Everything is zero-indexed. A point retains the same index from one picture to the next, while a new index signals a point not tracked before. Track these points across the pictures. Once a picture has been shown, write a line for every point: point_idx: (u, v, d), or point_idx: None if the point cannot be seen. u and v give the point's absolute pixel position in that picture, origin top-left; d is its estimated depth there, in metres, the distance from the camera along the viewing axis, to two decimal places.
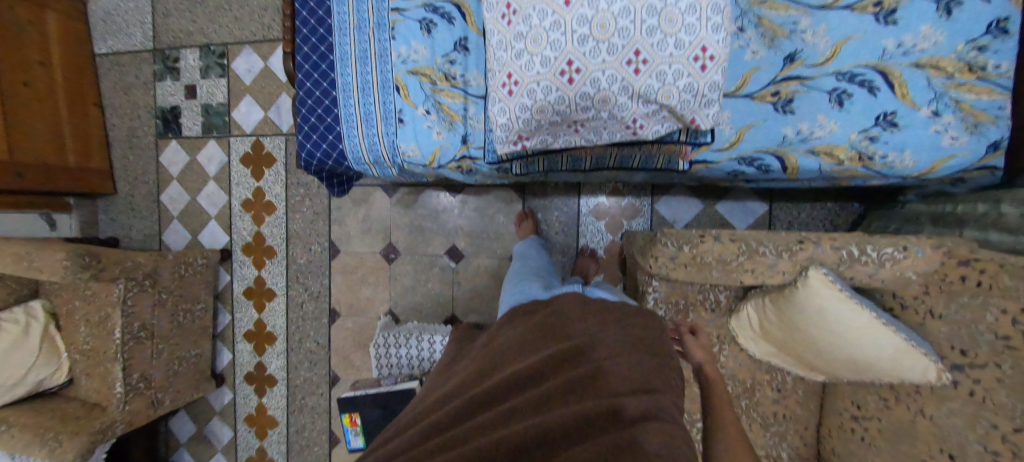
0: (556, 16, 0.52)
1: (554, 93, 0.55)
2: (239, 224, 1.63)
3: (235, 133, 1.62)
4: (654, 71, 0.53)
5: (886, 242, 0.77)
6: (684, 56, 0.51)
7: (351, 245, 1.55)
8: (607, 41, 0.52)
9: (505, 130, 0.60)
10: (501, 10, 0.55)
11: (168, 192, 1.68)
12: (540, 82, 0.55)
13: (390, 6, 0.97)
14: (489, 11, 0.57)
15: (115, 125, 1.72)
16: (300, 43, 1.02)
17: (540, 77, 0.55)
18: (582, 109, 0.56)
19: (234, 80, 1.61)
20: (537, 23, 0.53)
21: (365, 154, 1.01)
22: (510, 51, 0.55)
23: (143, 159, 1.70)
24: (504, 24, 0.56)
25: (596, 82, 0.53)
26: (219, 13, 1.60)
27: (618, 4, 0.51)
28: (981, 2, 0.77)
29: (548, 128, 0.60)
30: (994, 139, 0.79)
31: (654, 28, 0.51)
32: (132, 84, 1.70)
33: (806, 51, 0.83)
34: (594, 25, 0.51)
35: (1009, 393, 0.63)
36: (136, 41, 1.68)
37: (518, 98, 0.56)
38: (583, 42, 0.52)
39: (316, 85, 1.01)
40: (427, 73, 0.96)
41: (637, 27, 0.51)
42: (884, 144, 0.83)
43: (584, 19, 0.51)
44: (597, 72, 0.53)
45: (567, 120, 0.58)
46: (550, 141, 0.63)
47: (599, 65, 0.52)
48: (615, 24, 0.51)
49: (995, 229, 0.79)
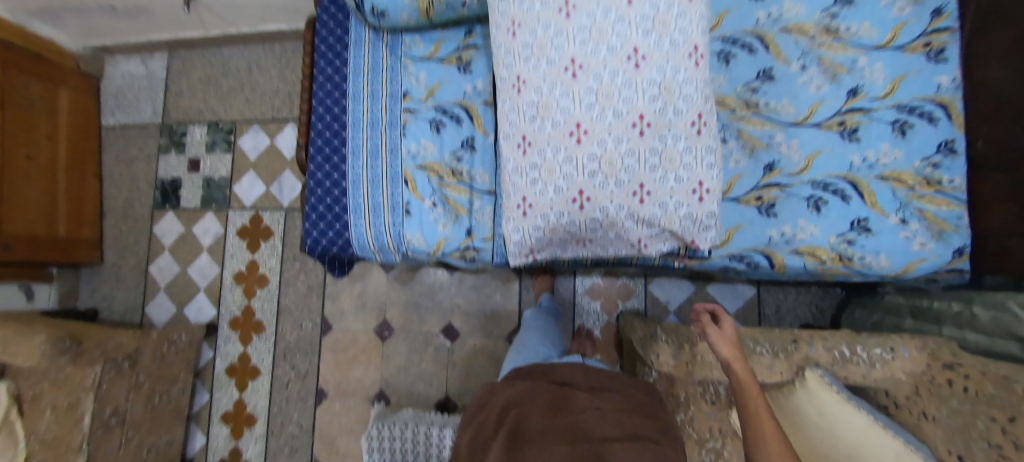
0: (569, 153, 0.57)
1: (566, 217, 0.59)
2: (229, 298, 1.59)
3: (235, 206, 1.63)
4: (658, 202, 0.57)
5: (874, 343, 0.82)
6: (684, 189, 0.57)
7: (344, 321, 1.53)
8: (616, 176, 0.56)
9: (519, 245, 0.64)
10: (517, 140, 0.60)
11: (158, 263, 1.66)
12: (553, 208, 0.59)
13: (403, 107, 1.04)
14: (505, 139, 0.62)
15: (112, 195, 1.73)
16: (314, 136, 1.07)
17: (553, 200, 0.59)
18: (591, 229, 0.61)
19: (238, 156, 1.65)
20: (550, 157, 0.57)
21: (371, 243, 1.04)
22: (524, 178, 0.60)
23: (136, 229, 1.69)
24: (519, 153, 0.60)
25: (605, 209, 0.58)
26: (231, 94, 1.69)
27: (624, 145, 0.56)
28: (928, 127, 0.89)
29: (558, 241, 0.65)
30: (958, 246, 0.86)
31: (656, 166, 0.56)
32: (135, 156, 1.73)
33: (783, 162, 0.93)
34: (603, 162, 0.56)
35: None
36: (145, 116, 1.74)
37: (532, 219, 0.61)
38: (592, 175, 0.56)
39: (326, 176, 1.05)
40: (435, 168, 1.02)
41: (641, 165, 0.56)
42: (861, 247, 0.89)
43: (594, 156, 0.56)
44: (606, 202, 0.57)
45: (577, 236, 0.64)
46: (560, 249, 0.68)
47: (608, 196, 0.57)
48: (623, 160, 0.56)
49: (971, 329, 0.84)
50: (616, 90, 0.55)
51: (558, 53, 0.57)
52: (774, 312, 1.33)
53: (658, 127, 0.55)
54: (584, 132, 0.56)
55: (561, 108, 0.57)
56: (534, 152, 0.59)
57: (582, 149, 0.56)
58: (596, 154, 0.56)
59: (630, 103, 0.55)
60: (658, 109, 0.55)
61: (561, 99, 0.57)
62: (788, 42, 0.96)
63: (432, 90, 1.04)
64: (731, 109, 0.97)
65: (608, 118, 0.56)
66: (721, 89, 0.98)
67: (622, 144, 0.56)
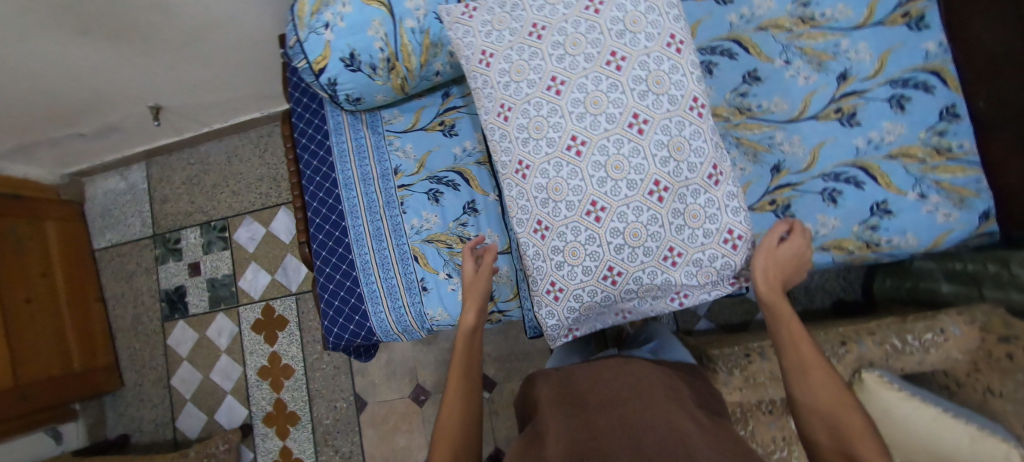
0: (591, 232, 0.60)
1: (601, 293, 0.63)
2: (258, 394, 1.56)
3: (244, 301, 1.61)
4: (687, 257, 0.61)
5: (923, 328, 0.81)
6: (714, 241, 0.60)
7: (378, 394, 1.50)
8: (645, 247, 0.60)
9: (557, 328, 0.67)
10: (533, 227, 0.63)
11: (179, 373, 1.62)
12: (586, 288, 0.62)
13: (397, 184, 1.04)
14: (520, 226, 0.65)
15: (119, 315, 1.70)
16: (314, 231, 1.06)
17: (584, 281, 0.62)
18: (628, 297, 0.64)
19: (237, 250, 1.63)
20: (573, 239, 0.61)
21: (394, 326, 1.02)
22: (550, 262, 0.63)
23: (150, 344, 1.66)
24: (538, 238, 0.63)
25: (638, 278, 0.62)
26: (217, 190, 1.67)
27: (644, 215, 0.59)
28: (925, 97, 0.89)
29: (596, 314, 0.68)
30: (983, 210, 0.86)
31: (681, 226, 0.60)
32: (134, 272, 1.70)
33: (788, 161, 0.92)
34: (627, 235, 0.60)
35: None
36: (136, 229, 1.72)
37: (566, 302, 0.64)
38: (620, 251, 0.60)
39: (336, 269, 1.04)
40: (443, 239, 1.00)
41: (666, 229, 0.60)
42: (885, 231, 0.88)
43: (617, 231, 0.60)
44: (638, 271, 0.61)
45: (615, 306, 0.66)
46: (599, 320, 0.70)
47: (638, 266, 0.61)
48: (646, 226, 0.60)
49: (1014, 288, 0.84)
50: (626, 165, 0.59)
51: (558, 134, 0.61)
52: (805, 294, 1.31)
53: (676, 190, 0.59)
54: (606, 210, 0.60)
55: (576, 191, 0.60)
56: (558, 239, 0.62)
57: (605, 226, 0.60)
58: (621, 230, 0.60)
59: (642, 171, 0.59)
60: (671, 170, 0.59)
61: (574, 183, 0.60)
62: (765, 39, 0.94)
63: (423, 160, 1.03)
64: (724, 118, 0.96)
65: (624, 191, 0.59)
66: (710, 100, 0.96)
67: (643, 214, 0.59)
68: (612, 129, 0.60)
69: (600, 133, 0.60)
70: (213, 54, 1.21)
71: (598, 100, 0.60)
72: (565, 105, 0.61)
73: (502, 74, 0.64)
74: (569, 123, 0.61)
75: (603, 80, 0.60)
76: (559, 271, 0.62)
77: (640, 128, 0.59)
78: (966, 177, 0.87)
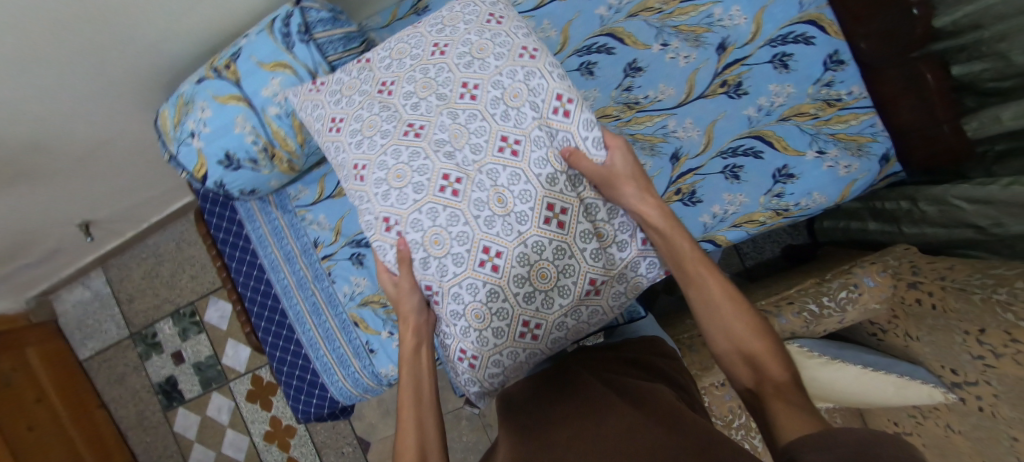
0: (491, 282, 0.64)
1: (521, 350, 0.69)
2: (269, 458, 1.63)
3: (232, 376, 1.66)
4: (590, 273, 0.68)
5: (838, 286, 0.81)
6: (629, 250, 0.73)
7: (379, 432, 1.56)
8: (545, 266, 0.66)
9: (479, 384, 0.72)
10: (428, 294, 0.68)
11: (194, 455, 1.70)
12: (501, 349, 0.68)
13: (320, 255, 1.04)
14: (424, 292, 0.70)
15: (123, 415, 1.76)
16: (256, 319, 1.08)
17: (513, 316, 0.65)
18: (553, 339, 0.70)
19: (212, 330, 1.68)
20: (471, 298, 0.64)
21: (353, 390, 1.05)
22: (455, 327, 0.67)
23: (160, 435, 1.73)
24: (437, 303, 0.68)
25: (559, 323, 0.69)
26: (177, 278, 1.69)
27: (548, 253, 0.65)
28: (807, 50, 0.86)
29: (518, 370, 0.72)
30: (883, 153, 0.84)
31: (593, 251, 0.68)
32: (124, 372, 1.75)
33: (686, 146, 0.89)
34: (534, 278, 0.65)
35: (1012, 407, 0.65)
36: (113, 333, 1.76)
37: (483, 364, 0.69)
38: (526, 278, 0.65)
39: (286, 350, 1.07)
40: (376, 299, 1.02)
41: (578, 259, 0.67)
42: (792, 196, 0.87)
43: (520, 278, 0.65)
44: (556, 316, 0.69)
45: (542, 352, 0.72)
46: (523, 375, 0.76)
47: (557, 309, 0.68)
48: (558, 260, 0.66)
49: (928, 225, 0.85)
50: (501, 200, 0.65)
51: (426, 177, 0.65)
52: (752, 248, 1.28)
53: (573, 209, 0.68)
54: (497, 244, 0.64)
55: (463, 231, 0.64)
56: (461, 279, 0.65)
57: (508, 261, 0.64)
58: (518, 254, 0.64)
59: (530, 200, 0.65)
60: (558, 193, 0.67)
61: (462, 223, 0.64)
62: (638, 28, 0.92)
63: (337, 227, 1.03)
64: (615, 117, 0.91)
65: (515, 229, 0.64)
66: (597, 103, 0.91)
67: (532, 232, 0.65)
68: (479, 165, 0.66)
69: (470, 174, 0.65)
70: (116, 165, 1.20)
71: (459, 142, 0.67)
72: (427, 147, 0.66)
73: (357, 132, 0.70)
74: (432, 170, 0.65)
75: (462, 113, 0.68)
76: (475, 326, 0.65)
77: (502, 151, 0.66)
78: (861, 124, 0.85)
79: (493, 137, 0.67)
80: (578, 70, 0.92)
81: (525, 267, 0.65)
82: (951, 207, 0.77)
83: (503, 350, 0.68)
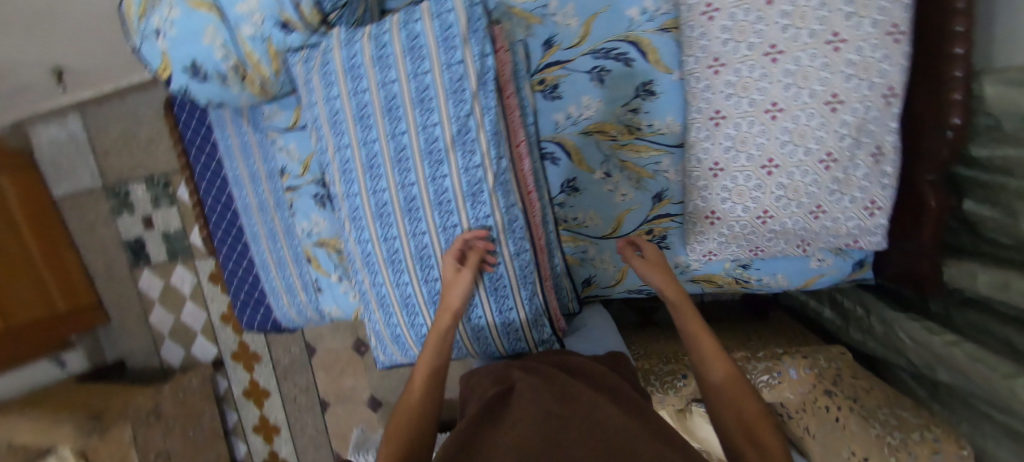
0: (728, 183, 0.77)
1: (801, 225, 0.75)
2: (223, 335, 1.76)
3: (199, 255, 1.71)
4: (798, 211, 0.73)
5: (763, 368, 0.85)
6: (857, 208, 0.72)
7: (326, 342, 1.68)
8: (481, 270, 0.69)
9: (703, 250, 0.84)
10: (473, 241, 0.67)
11: (154, 314, 1.82)
12: (739, 222, 0.78)
13: (285, 185, 1.02)
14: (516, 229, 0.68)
15: (91, 259, 1.83)
16: (213, 228, 1.08)
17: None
18: (769, 241, 0.80)
19: (184, 207, 1.68)
20: (743, 182, 0.75)
21: (296, 317, 1.10)
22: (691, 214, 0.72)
23: (125, 288, 1.83)
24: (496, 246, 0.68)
25: (732, 226, 0.79)
26: (154, 145, 1.66)
27: (751, 182, 0.74)
28: None
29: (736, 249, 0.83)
30: (859, 258, 0.81)
31: (835, 190, 0.71)
32: (95, 221, 1.79)
33: (671, 190, 0.86)
34: (734, 193, 0.76)
35: None
36: (87, 181, 1.76)
37: (717, 229, 0.81)
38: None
39: (238, 265, 1.09)
40: (332, 244, 1.02)
41: (821, 192, 0.71)
42: (757, 270, 0.86)
43: (726, 188, 0.77)
44: (786, 218, 0.75)
45: (756, 246, 0.82)
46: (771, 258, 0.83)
47: (735, 218, 0.78)
48: (751, 192, 0.75)
49: (871, 339, 0.85)
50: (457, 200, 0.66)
51: (704, 54, 0.73)
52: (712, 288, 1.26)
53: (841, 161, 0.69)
54: (437, 242, 0.69)
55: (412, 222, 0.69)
56: (404, 263, 0.72)
57: (718, 181, 0.77)
58: (456, 253, 0.68)
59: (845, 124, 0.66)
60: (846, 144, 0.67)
61: (414, 215, 0.68)
62: (665, 44, 0.81)
63: (307, 162, 1.00)
64: (611, 136, 0.87)
65: (800, 153, 0.70)
66: (598, 115, 0.86)
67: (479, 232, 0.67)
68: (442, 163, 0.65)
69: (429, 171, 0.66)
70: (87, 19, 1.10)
71: (425, 130, 0.64)
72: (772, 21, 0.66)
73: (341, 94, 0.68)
74: (393, 154, 0.67)
75: (751, 12, 0.68)
76: (408, 306, 0.74)
77: (468, 146, 0.64)
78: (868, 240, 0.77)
79: (460, 127, 0.63)
80: (589, 73, 0.84)
81: (460, 265, 0.69)
82: (897, 335, 0.77)
83: (740, 221, 0.78)
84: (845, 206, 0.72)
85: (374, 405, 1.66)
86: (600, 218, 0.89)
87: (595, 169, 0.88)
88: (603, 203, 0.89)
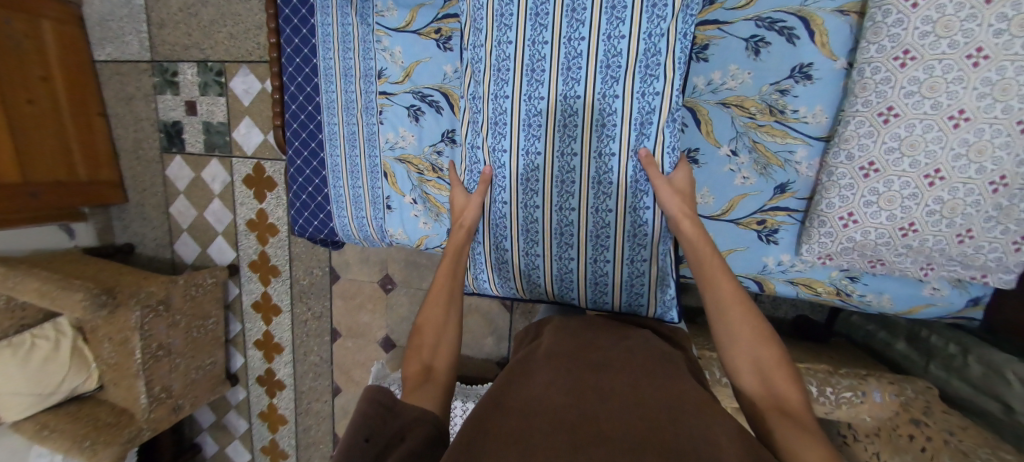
0: (875, 185, 0.70)
1: (941, 244, 0.69)
2: (245, 242, 1.69)
3: (237, 154, 1.63)
4: (948, 232, 0.68)
5: (846, 385, 0.80)
6: (1008, 240, 0.66)
7: (351, 272, 1.61)
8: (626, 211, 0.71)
9: (818, 250, 0.78)
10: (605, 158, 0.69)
11: (176, 205, 1.74)
12: (877, 229, 0.72)
13: (378, 89, 0.94)
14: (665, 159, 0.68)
15: (121, 135, 1.74)
16: (289, 118, 1.01)
17: (560, 249, 0.77)
18: (897, 255, 0.74)
19: (232, 100, 1.59)
20: (894, 189, 0.69)
21: (355, 232, 1.04)
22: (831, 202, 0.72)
23: (150, 171, 1.74)
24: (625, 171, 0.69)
25: (865, 232, 0.73)
26: (214, 28, 1.55)
27: (907, 189, 0.68)
28: None
29: (853, 257, 0.77)
30: (976, 295, 0.76)
31: (992, 217, 0.65)
32: (133, 95, 1.69)
33: (797, 183, 0.80)
34: (882, 197, 0.70)
35: None
36: (134, 51, 1.65)
37: (849, 232, 0.74)
38: (598, 213, 0.73)
39: (306, 163, 1.02)
40: (415, 163, 0.96)
41: (978, 215, 0.65)
42: (863, 285, 0.82)
43: (874, 190, 0.70)
44: (929, 235, 0.69)
45: (875, 258, 0.76)
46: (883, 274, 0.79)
47: (875, 223, 0.71)
48: (903, 199, 0.68)
49: (959, 379, 0.80)
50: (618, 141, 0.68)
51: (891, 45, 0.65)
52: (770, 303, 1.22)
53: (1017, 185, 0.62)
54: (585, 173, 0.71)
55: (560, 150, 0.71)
56: (539, 184, 0.74)
57: (868, 182, 0.70)
58: (605, 190, 0.71)
59: None
60: None
61: (568, 144, 0.71)
62: (839, 27, 0.72)
63: (409, 70, 0.92)
64: (749, 114, 0.80)
65: (972, 170, 0.63)
66: (742, 89, 0.80)
67: (633, 171, 0.69)
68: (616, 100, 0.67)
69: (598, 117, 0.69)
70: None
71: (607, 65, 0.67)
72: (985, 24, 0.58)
73: None
74: (562, 61, 0.68)
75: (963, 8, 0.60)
76: (529, 232, 0.77)
77: (650, 68, 0.65)
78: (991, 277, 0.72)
79: (647, 47, 0.64)
80: (745, 42, 0.78)
81: (603, 201, 0.72)
82: (998, 376, 0.72)
83: (880, 230, 0.71)
84: (995, 236, 0.66)
85: (387, 346, 1.61)
86: (712, 196, 0.85)
87: (722, 145, 0.83)
88: (718, 182, 0.84)
